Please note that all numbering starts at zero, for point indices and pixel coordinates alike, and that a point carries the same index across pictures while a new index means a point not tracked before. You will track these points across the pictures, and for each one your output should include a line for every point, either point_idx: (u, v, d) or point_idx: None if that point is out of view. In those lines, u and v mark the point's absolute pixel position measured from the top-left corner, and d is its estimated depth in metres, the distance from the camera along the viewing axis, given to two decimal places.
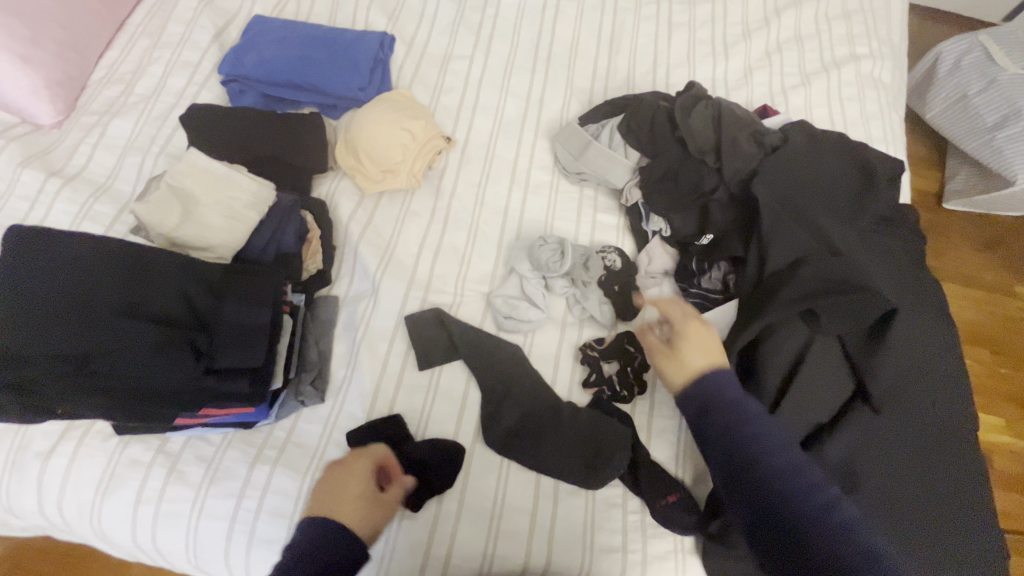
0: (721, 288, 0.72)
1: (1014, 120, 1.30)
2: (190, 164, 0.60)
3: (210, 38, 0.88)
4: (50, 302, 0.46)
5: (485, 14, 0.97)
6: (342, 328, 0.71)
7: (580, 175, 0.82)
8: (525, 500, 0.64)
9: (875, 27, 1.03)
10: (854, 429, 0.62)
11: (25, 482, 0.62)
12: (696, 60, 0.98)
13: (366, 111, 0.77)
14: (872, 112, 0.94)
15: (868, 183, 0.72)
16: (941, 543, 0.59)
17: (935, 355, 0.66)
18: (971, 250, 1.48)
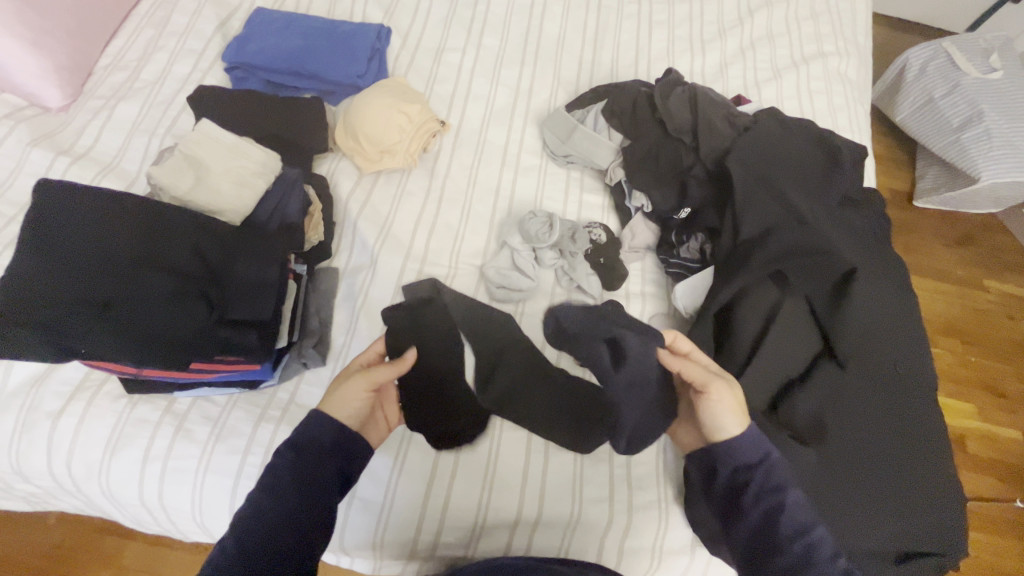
0: (698, 258, 0.77)
1: (976, 122, 1.40)
2: (203, 136, 0.68)
3: (214, 28, 0.93)
4: (80, 255, 0.53)
5: (476, 10, 1.03)
6: (342, 298, 0.74)
7: (567, 158, 0.87)
8: (518, 456, 0.68)
9: (841, 27, 1.11)
10: (822, 383, 0.67)
11: (34, 441, 0.64)
12: (676, 55, 1.04)
13: (364, 96, 0.82)
14: (838, 104, 1.01)
15: (837, 162, 0.78)
16: (890, 488, 0.66)
17: (894, 319, 0.73)
18: (940, 245, 1.56)
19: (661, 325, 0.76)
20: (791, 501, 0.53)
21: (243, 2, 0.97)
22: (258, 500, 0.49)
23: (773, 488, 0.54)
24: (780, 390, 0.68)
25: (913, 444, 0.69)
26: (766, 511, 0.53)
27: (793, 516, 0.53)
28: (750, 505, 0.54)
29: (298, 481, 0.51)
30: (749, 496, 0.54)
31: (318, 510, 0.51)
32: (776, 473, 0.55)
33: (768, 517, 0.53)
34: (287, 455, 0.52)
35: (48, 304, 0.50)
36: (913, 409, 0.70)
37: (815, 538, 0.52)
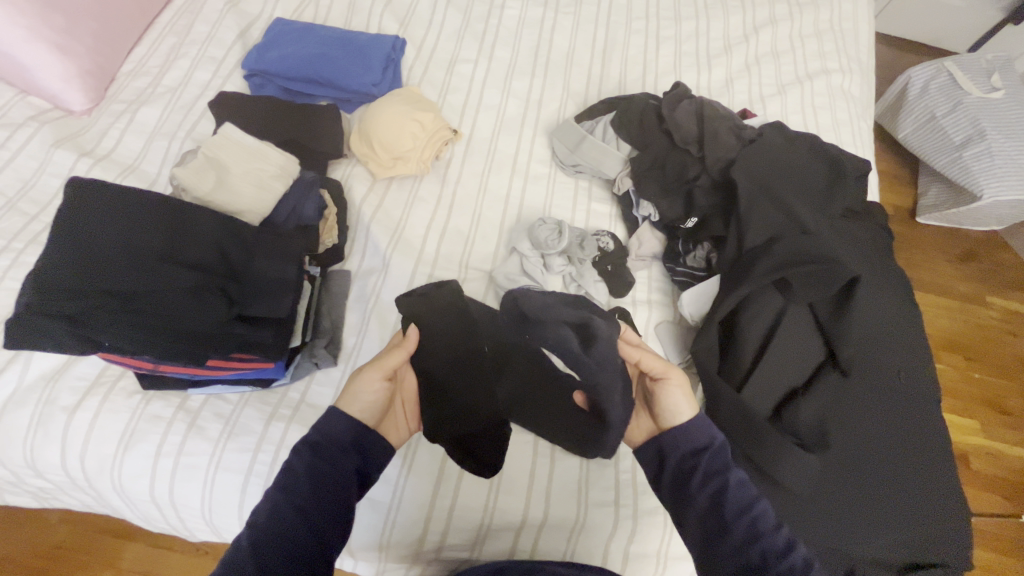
0: (705, 266, 0.79)
1: (978, 140, 1.42)
2: (224, 139, 0.71)
3: (235, 36, 0.96)
4: (107, 246, 0.55)
5: (488, 23, 1.05)
6: (354, 300, 0.76)
7: (576, 167, 0.88)
8: (524, 459, 0.68)
9: (845, 45, 1.13)
10: (825, 390, 0.68)
11: (49, 435, 0.65)
12: (682, 70, 1.07)
13: (379, 105, 0.84)
14: (842, 120, 1.03)
15: (840, 175, 0.79)
16: (892, 497, 0.67)
17: (893, 330, 0.75)
18: (943, 261, 1.57)
19: (666, 333, 0.77)
20: (735, 481, 0.53)
21: (262, 12, 1.00)
22: (276, 498, 0.49)
23: (717, 469, 0.54)
24: (784, 396, 0.69)
25: (912, 453, 0.70)
26: (714, 492, 0.53)
27: (739, 494, 0.53)
28: (697, 488, 0.54)
29: (314, 479, 0.51)
30: (695, 479, 0.54)
31: (334, 510, 0.50)
32: (719, 454, 0.55)
33: (715, 498, 0.53)
34: (304, 452, 0.52)
35: (73, 293, 0.52)
36: (913, 418, 0.72)
37: (759, 515, 0.51)
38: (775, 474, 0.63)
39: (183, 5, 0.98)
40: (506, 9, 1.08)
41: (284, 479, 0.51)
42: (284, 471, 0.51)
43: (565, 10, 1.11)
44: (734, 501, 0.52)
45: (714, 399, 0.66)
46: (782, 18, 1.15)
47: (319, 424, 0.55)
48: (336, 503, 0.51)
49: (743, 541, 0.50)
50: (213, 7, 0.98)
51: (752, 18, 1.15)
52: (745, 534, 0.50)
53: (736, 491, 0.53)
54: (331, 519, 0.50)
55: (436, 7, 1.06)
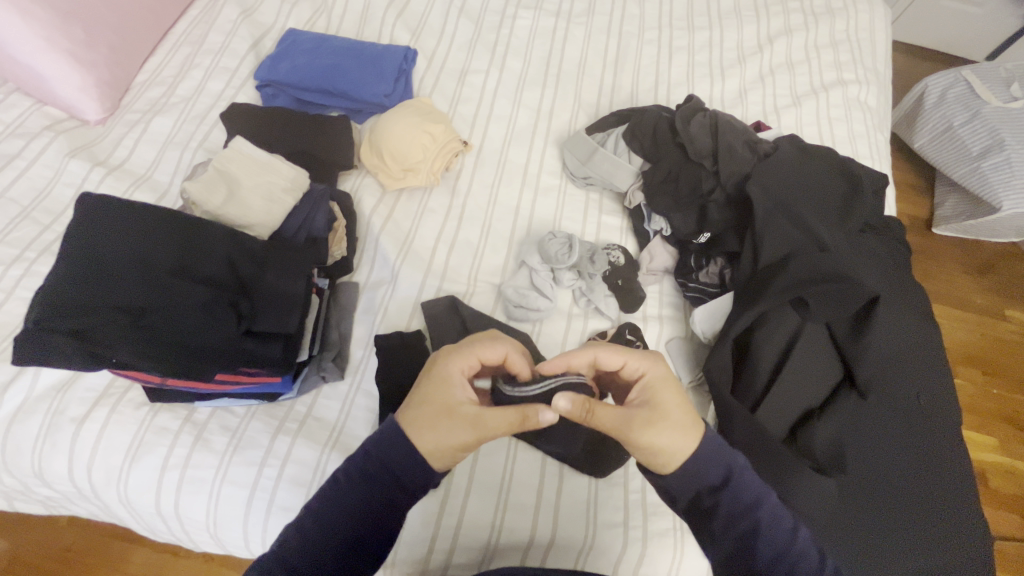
0: (718, 282, 0.78)
1: (997, 151, 1.39)
2: (236, 153, 0.71)
3: (248, 47, 0.96)
4: (120, 264, 0.55)
5: (500, 33, 1.05)
6: (361, 312, 0.75)
7: (587, 179, 0.87)
8: (532, 477, 0.67)
9: (861, 56, 1.12)
10: (844, 411, 0.67)
11: (57, 446, 0.65)
12: (695, 80, 1.06)
13: (391, 116, 0.84)
14: (858, 131, 1.01)
15: (858, 189, 0.78)
16: (914, 521, 0.65)
17: (914, 349, 0.73)
18: (963, 274, 1.54)
19: (678, 350, 0.75)
20: (768, 514, 0.50)
21: (276, 22, 1.01)
22: (316, 533, 0.48)
23: (745, 509, 0.50)
24: (799, 417, 0.67)
25: (932, 476, 0.68)
26: (743, 534, 0.50)
27: (772, 532, 0.49)
28: (722, 530, 0.50)
29: (363, 512, 0.49)
30: (719, 520, 0.50)
31: (371, 545, 0.49)
32: (744, 491, 0.51)
33: (744, 536, 0.50)
34: (360, 477, 0.50)
35: (87, 310, 0.52)
36: (933, 438, 0.70)
37: (796, 553, 0.49)
38: (792, 499, 0.61)
39: (199, 15, 0.99)
40: (518, 19, 1.08)
41: (326, 512, 0.49)
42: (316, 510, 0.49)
43: (577, 20, 1.10)
44: (779, 539, 0.49)
45: (727, 420, 0.64)
46: (797, 28, 1.13)
47: (377, 456, 0.51)
48: (371, 543, 0.49)
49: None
50: (228, 17, 0.99)
51: (766, 28, 1.14)
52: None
53: (778, 527, 0.50)
54: (364, 554, 0.49)
55: (448, 18, 1.06)
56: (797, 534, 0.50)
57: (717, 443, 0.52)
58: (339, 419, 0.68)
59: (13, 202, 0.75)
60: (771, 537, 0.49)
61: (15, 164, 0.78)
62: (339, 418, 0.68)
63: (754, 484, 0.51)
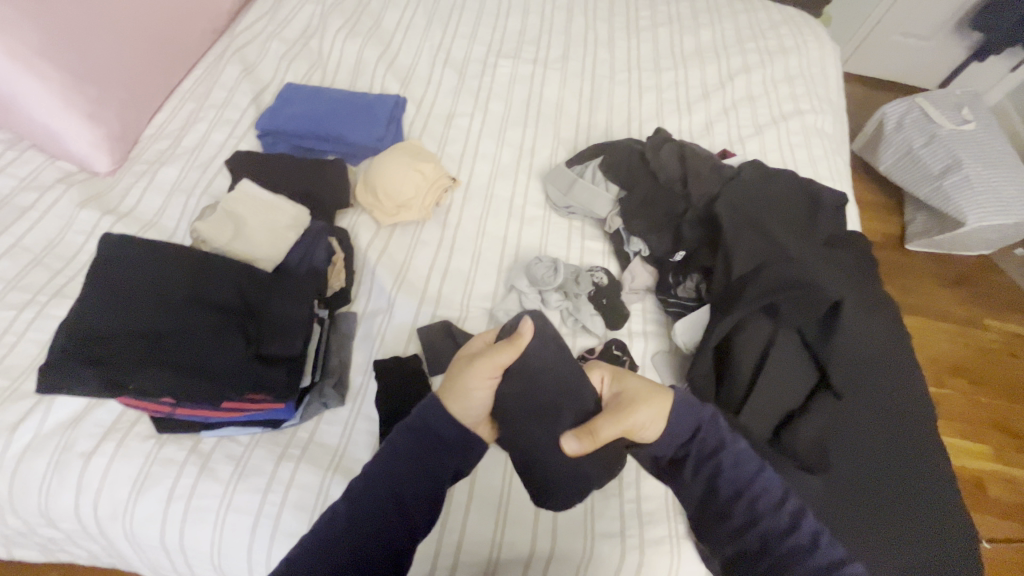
0: (695, 296, 0.83)
1: (956, 169, 1.50)
2: (243, 194, 0.76)
3: (249, 101, 1.04)
4: (139, 297, 0.60)
5: (482, 80, 1.14)
6: (360, 340, 0.79)
7: (568, 208, 0.94)
8: (529, 492, 0.69)
9: (814, 89, 1.23)
10: (823, 411, 0.70)
11: (65, 481, 0.66)
12: (664, 115, 1.14)
13: (383, 157, 0.90)
14: (817, 155, 1.10)
15: (818, 206, 0.86)
16: (898, 513, 0.68)
17: (885, 349, 0.78)
18: (939, 287, 1.61)
19: (662, 363, 0.79)
20: (730, 461, 0.57)
21: (274, 77, 1.09)
22: (371, 484, 0.52)
23: (709, 454, 0.57)
24: (782, 418, 0.70)
25: (912, 470, 0.71)
26: (708, 477, 0.57)
27: (733, 474, 0.56)
28: (690, 474, 0.57)
29: (413, 468, 0.53)
30: (688, 466, 0.57)
31: (430, 499, 0.53)
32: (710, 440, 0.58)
33: (710, 479, 0.57)
34: (410, 439, 0.53)
35: (109, 340, 0.57)
36: (911, 434, 0.73)
37: (756, 492, 0.56)
38: None
39: (202, 74, 1.07)
40: (499, 67, 1.17)
41: (384, 464, 0.53)
42: (376, 465, 0.53)
43: (553, 66, 1.20)
44: (742, 480, 0.56)
45: None
46: (754, 66, 1.24)
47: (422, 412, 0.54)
48: (427, 497, 0.53)
49: (748, 518, 0.55)
50: (230, 75, 1.07)
51: (726, 66, 1.25)
52: (744, 515, 0.55)
53: (742, 471, 0.57)
54: (422, 509, 0.53)
55: (434, 68, 1.15)
56: (758, 476, 0.57)
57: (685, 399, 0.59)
58: (340, 443, 0.70)
59: (26, 250, 0.80)
60: (733, 476, 0.56)
61: (29, 214, 0.83)
62: (340, 442, 0.71)
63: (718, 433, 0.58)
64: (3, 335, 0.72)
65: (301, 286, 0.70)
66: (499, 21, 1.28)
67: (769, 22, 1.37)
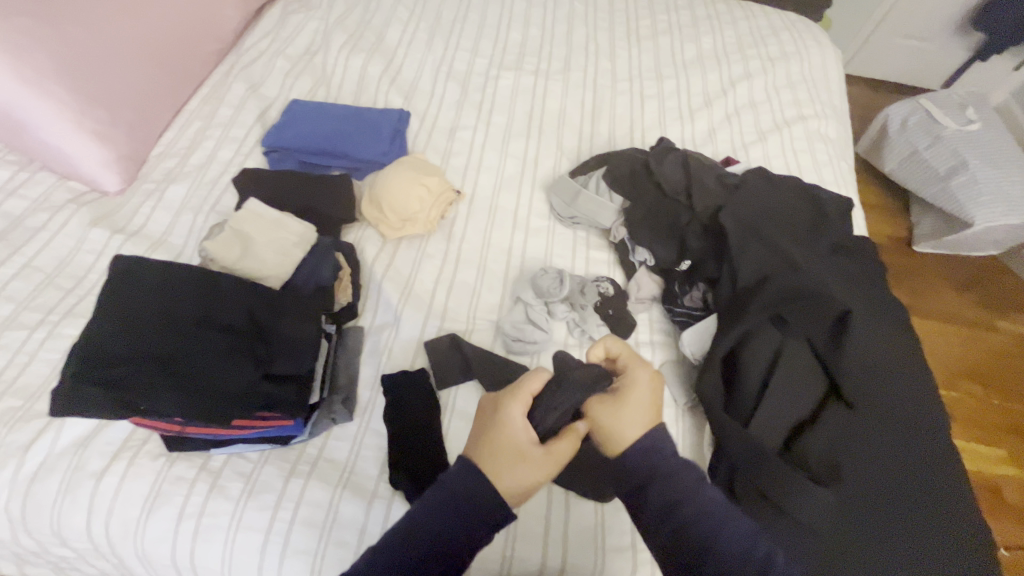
0: (702, 306, 0.82)
1: (962, 170, 1.49)
2: (250, 213, 0.77)
3: (255, 118, 1.05)
4: (150, 319, 0.61)
5: (485, 93, 1.15)
6: (368, 354, 0.79)
7: (573, 219, 0.94)
8: (539, 506, 0.69)
9: (816, 94, 1.23)
10: (832, 421, 0.69)
11: (77, 501, 0.66)
12: (667, 124, 1.15)
13: (388, 172, 0.91)
14: (822, 160, 1.10)
15: (822, 213, 0.86)
16: (911, 522, 0.68)
17: (894, 356, 0.77)
18: (948, 289, 1.59)
19: (672, 373, 0.79)
20: (693, 509, 0.50)
21: (279, 94, 1.10)
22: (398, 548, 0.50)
23: (679, 504, 0.51)
24: (792, 430, 0.70)
25: (924, 479, 0.70)
26: (674, 527, 0.50)
27: (719, 525, 0.50)
28: (667, 532, 0.50)
29: (455, 540, 0.50)
30: (662, 524, 0.51)
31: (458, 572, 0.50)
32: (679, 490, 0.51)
33: (683, 531, 0.50)
34: (449, 508, 0.51)
35: (120, 362, 0.57)
36: (924, 443, 0.73)
37: (719, 545, 0.49)
38: (790, 509, 0.63)
39: (209, 92, 1.08)
40: (501, 79, 1.18)
41: (421, 526, 0.50)
42: (407, 525, 0.51)
43: (555, 77, 1.21)
44: (705, 528, 0.50)
45: (723, 436, 0.67)
46: (756, 72, 1.25)
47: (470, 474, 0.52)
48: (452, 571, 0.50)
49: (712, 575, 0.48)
50: (236, 93, 1.08)
51: (728, 74, 1.25)
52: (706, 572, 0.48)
53: (706, 517, 0.50)
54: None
55: (437, 82, 1.16)
56: (724, 525, 0.50)
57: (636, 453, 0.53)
58: (349, 459, 0.71)
59: (38, 270, 0.81)
60: (696, 524, 0.50)
61: (41, 235, 0.84)
62: (349, 458, 0.71)
63: (688, 483, 0.52)
64: (15, 355, 0.73)
65: (309, 305, 0.70)
66: (500, 33, 1.29)
67: (769, 28, 1.37)
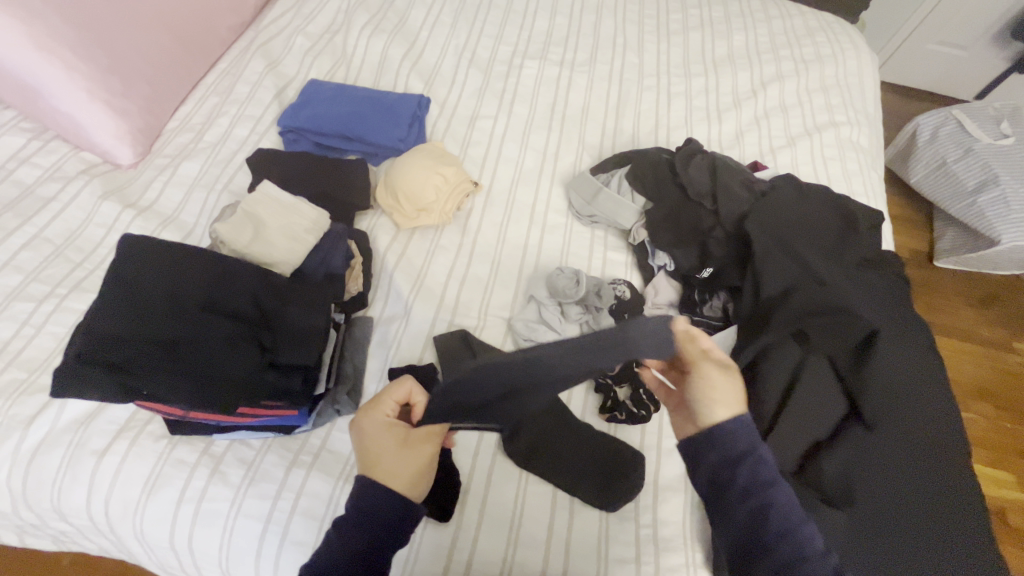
0: (721, 316, 0.80)
1: (992, 185, 1.44)
2: (263, 195, 0.75)
3: (272, 96, 1.03)
4: (154, 299, 0.59)
5: (507, 82, 1.12)
6: (376, 346, 0.77)
7: (592, 218, 0.91)
8: (542, 512, 0.67)
9: (850, 99, 1.19)
10: (849, 444, 0.67)
11: (78, 477, 0.66)
12: (694, 123, 1.11)
13: (405, 159, 0.88)
14: (852, 170, 1.06)
15: (853, 225, 0.82)
16: (928, 555, 0.65)
17: (923, 380, 0.74)
18: (966, 306, 1.55)
19: None
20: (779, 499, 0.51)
21: (298, 73, 1.08)
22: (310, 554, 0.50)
23: (759, 491, 0.52)
24: (807, 449, 0.68)
25: (940, 509, 0.68)
26: (753, 509, 0.52)
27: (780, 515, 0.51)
28: (738, 517, 0.52)
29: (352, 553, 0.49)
30: (737, 507, 0.52)
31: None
32: (758, 483, 0.52)
33: (754, 517, 0.51)
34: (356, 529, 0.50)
35: (122, 343, 0.56)
36: (944, 475, 0.70)
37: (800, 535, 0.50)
38: None
39: (227, 67, 1.06)
40: (525, 68, 1.15)
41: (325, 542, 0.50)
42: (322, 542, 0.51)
43: (580, 69, 1.17)
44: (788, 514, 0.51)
45: None
46: (788, 74, 1.20)
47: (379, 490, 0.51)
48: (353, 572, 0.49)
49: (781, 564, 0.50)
50: (254, 69, 1.05)
51: (759, 74, 1.21)
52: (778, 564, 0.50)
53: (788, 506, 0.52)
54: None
55: (459, 68, 1.13)
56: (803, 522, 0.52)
57: (713, 438, 0.54)
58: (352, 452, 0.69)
59: (47, 241, 0.80)
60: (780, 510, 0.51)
61: (52, 205, 0.83)
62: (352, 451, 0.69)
63: (762, 475, 0.52)
64: (21, 327, 0.72)
65: (316, 291, 0.69)
66: (526, 21, 1.25)
67: (805, 28, 1.32)
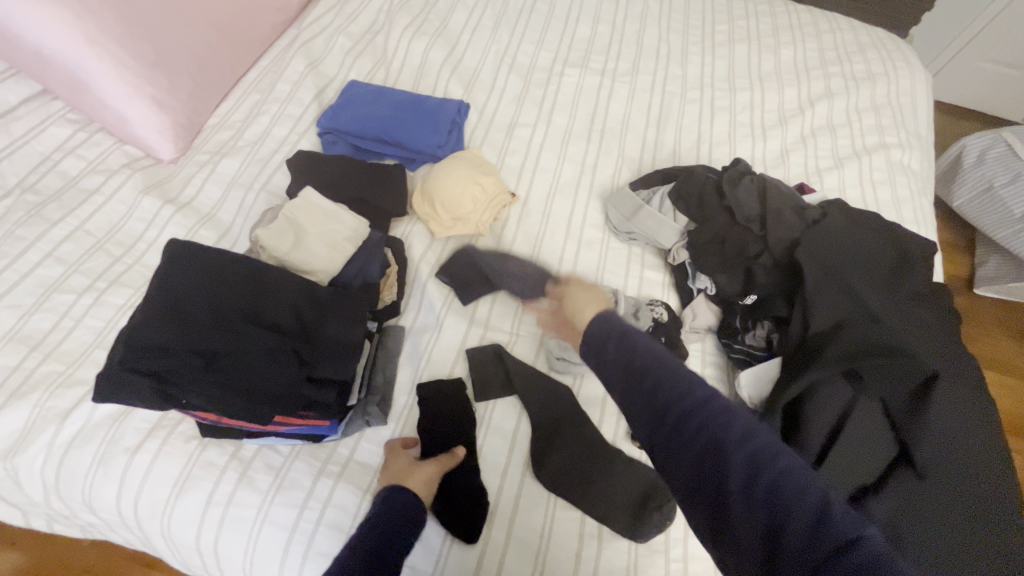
0: (764, 345, 0.77)
1: None
2: (304, 201, 0.75)
3: (312, 96, 1.02)
4: (196, 308, 0.59)
5: (547, 90, 1.10)
6: (406, 356, 0.76)
7: (630, 234, 0.88)
8: (570, 539, 0.65)
9: (902, 121, 1.14)
10: (897, 490, 0.64)
11: (109, 474, 0.66)
12: (737, 140, 1.08)
13: (444, 166, 0.87)
14: (902, 195, 1.02)
15: (906, 256, 0.79)
16: None
17: (976, 420, 0.70)
18: (1011, 339, 1.48)
19: None
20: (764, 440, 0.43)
21: (338, 73, 1.07)
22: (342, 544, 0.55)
23: (757, 470, 0.42)
24: (853, 494, 0.65)
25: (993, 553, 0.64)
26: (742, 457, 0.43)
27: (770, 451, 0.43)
28: (740, 513, 0.41)
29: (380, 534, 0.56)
30: (735, 502, 0.41)
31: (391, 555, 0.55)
32: (748, 456, 0.42)
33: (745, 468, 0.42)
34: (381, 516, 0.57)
35: (163, 351, 0.56)
36: (997, 520, 0.66)
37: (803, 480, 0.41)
38: None
39: (269, 65, 1.06)
40: (565, 76, 1.13)
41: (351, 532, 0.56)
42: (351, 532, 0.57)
43: (621, 78, 1.15)
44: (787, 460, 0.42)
45: None
46: (838, 92, 1.16)
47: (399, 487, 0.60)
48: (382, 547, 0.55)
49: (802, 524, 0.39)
50: (295, 68, 1.05)
51: (807, 91, 1.17)
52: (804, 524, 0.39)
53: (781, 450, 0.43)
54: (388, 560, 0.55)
55: (499, 74, 1.11)
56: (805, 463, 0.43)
57: (684, 421, 0.46)
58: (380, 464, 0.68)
59: (89, 234, 0.80)
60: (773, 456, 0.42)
61: (94, 198, 0.84)
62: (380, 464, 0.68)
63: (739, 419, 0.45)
64: (61, 319, 0.73)
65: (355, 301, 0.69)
66: (568, 27, 1.23)
67: (856, 44, 1.28)
